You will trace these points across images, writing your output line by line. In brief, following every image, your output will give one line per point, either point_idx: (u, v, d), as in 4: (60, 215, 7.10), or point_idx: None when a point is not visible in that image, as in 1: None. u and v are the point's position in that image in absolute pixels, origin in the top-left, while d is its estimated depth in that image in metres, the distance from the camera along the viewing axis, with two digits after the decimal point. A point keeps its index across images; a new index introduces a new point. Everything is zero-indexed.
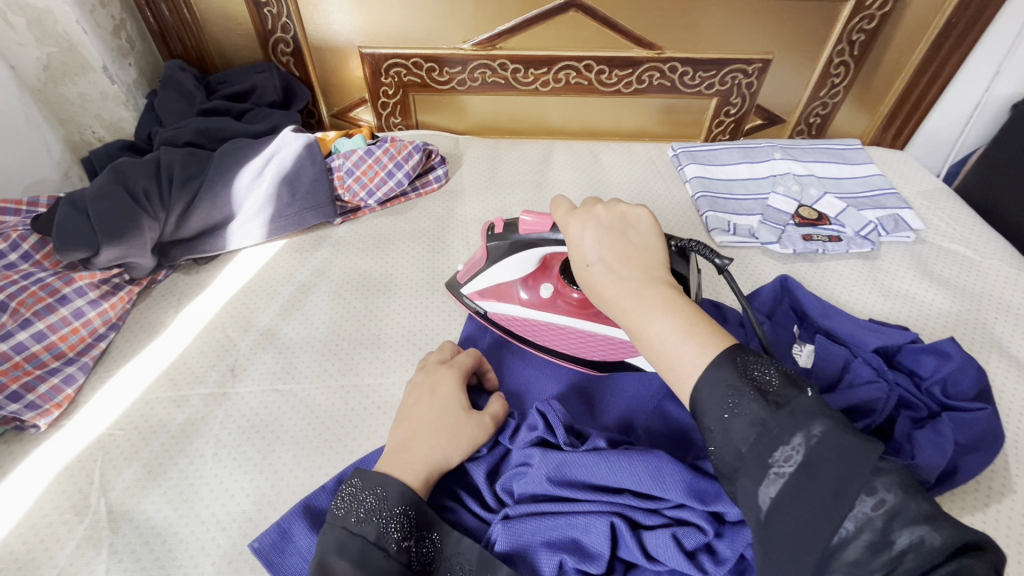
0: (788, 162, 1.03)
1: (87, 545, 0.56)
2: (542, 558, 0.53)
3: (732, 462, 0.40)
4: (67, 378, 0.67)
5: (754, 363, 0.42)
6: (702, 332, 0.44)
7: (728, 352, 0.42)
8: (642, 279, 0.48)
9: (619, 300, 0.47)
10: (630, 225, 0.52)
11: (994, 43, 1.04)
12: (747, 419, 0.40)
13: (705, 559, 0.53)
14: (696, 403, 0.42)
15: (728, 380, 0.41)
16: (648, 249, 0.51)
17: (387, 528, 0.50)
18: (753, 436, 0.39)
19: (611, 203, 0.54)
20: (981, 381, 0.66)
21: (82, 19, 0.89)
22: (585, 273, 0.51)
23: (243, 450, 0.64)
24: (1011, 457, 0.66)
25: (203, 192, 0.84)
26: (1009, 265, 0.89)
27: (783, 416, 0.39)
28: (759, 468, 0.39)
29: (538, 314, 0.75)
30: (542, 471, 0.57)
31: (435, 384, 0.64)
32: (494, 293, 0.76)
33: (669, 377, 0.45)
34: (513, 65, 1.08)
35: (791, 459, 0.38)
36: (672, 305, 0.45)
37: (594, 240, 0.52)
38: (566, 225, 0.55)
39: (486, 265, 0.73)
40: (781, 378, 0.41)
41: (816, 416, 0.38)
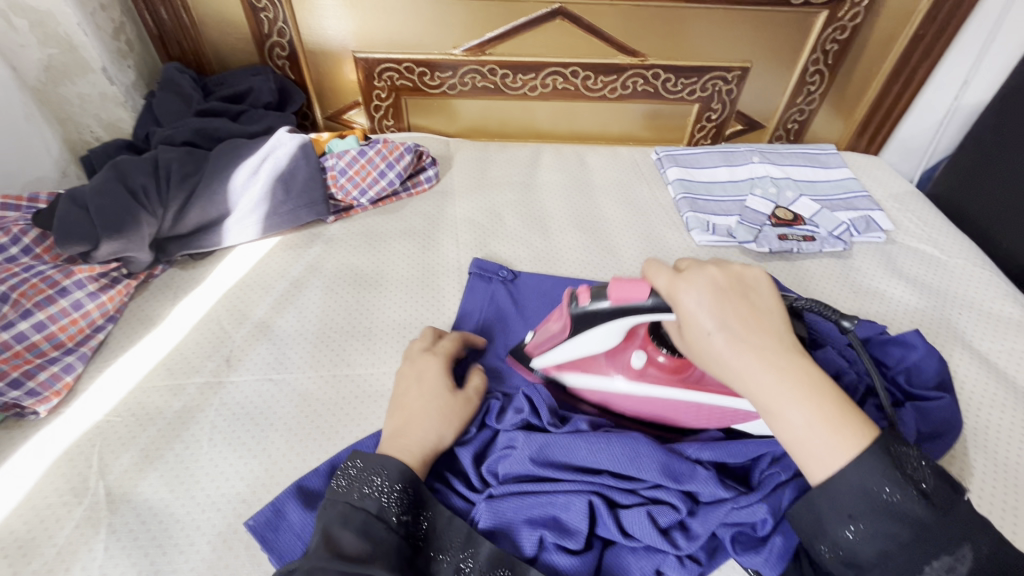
0: (765, 166, 1.07)
1: (86, 525, 0.58)
2: (524, 534, 0.56)
3: (876, 558, 0.45)
4: (66, 367, 0.69)
5: (912, 462, 0.46)
6: (851, 423, 0.46)
7: (879, 440, 0.46)
8: (778, 351, 0.48)
9: (753, 374, 0.47)
10: (747, 284, 0.52)
11: (960, 54, 1.09)
12: (903, 522, 0.44)
13: (677, 535, 0.56)
14: (831, 490, 0.45)
15: (885, 479, 0.44)
16: (769, 313, 0.51)
17: (387, 504, 0.53)
18: (904, 538, 0.44)
19: (725, 264, 0.53)
20: (942, 372, 0.70)
21: (83, 22, 0.92)
22: (705, 341, 0.49)
23: (237, 436, 0.66)
24: (970, 443, 0.69)
25: (200, 190, 0.87)
26: (973, 264, 0.94)
27: (947, 526, 0.44)
28: (910, 566, 0.44)
29: (635, 388, 0.67)
30: (525, 452, 0.60)
31: (421, 372, 0.66)
32: (577, 364, 0.69)
33: (803, 464, 0.47)
34: (502, 71, 1.12)
35: (954, 570, 0.43)
36: (815, 390, 0.46)
37: (710, 305, 0.50)
38: (674, 291, 0.52)
39: (565, 338, 0.67)
40: (937, 478, 0.46)
41: (975, 530, 0.44)
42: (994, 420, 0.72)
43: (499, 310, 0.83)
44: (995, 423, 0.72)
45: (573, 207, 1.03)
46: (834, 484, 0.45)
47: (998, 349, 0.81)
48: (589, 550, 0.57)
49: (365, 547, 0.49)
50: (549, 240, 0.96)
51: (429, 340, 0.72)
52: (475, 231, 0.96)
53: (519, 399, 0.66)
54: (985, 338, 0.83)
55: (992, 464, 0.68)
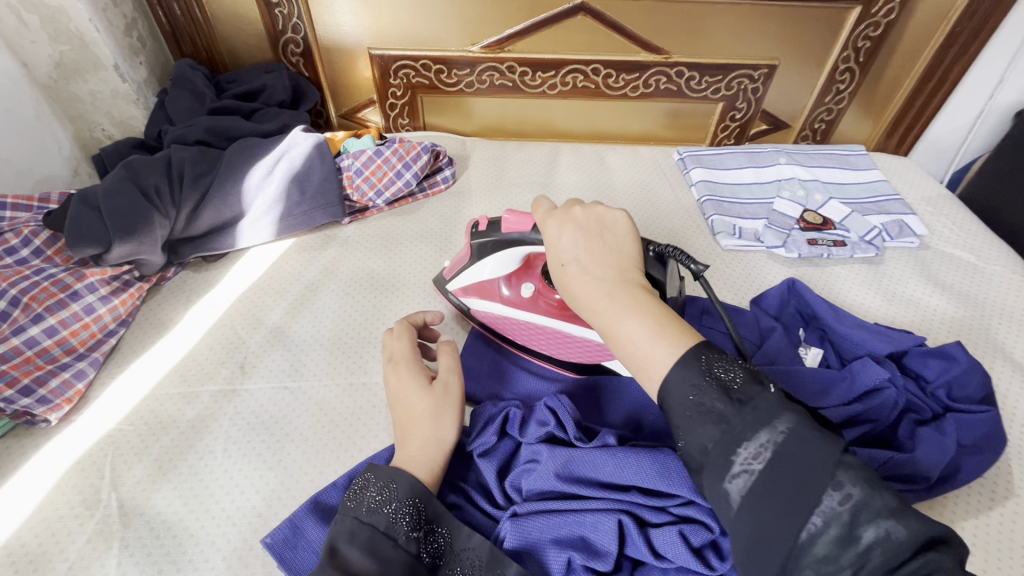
0: (793, 167, 1.03)
1: (99, 539, 0.56)
2: (551, 555, 0.54)
3: (700, 460, 0.42)
4: (78, 373, 0.68)
5: (717, 359, 0.44)
6: (671, 332, 0.46)
7: (693, 350, 0.44)
8: (617, 278, 0.50)
9: (591, 302, 0.49)
10: (607, 226, 0.54)
11: (998, 51, 1.05)
12: (709, 416, 0.42)
13: (711, 556, 0.53)
14: (662, 400, 0.45)
15: (693, 378, 0.43)
16: (622, 250, 0.53)
17: (397, 519, 0.50)
18: (716, 433, 0.42)
19: (590, 206, 0.55)
20: (986, 385, 0.67)
21: (95, 17, 0.90)
22: (559, 272, 0.53)
23: (252, 447, 0.64)
24: (1015, 461, 0.66)
25: (214, 189, 0.84)
26: (1011, 271, 0.90)
27: (747, 414, 0.41)
28: (724, 464, 0.41)
29: (519, 313, 0.74)
30: (550, 467, 0.57)
31: (391, 384, 0.61)
32: (477, 290, 0.76)
33: (643, 379, 0.47)
34: (521, 68, 1.09)
35: (759, 458, 0.40)
36: (642, 305, 0.47)
37: (574, 242, 0.53)
38: (545, 223, 0.57)
39: (468, 262, 0.74)
40: (746, 376, 0.43)
41: (782, 413, 0.41)
42: None
43: None
44: None
45: None
46: (662, 394, 0.44)
47: None
48: (618, 571, 0.54)
49: (372, 566, 0.47)
50: None
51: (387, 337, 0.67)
52: None
53: (543, 410, 0.63)
54: None
55: None
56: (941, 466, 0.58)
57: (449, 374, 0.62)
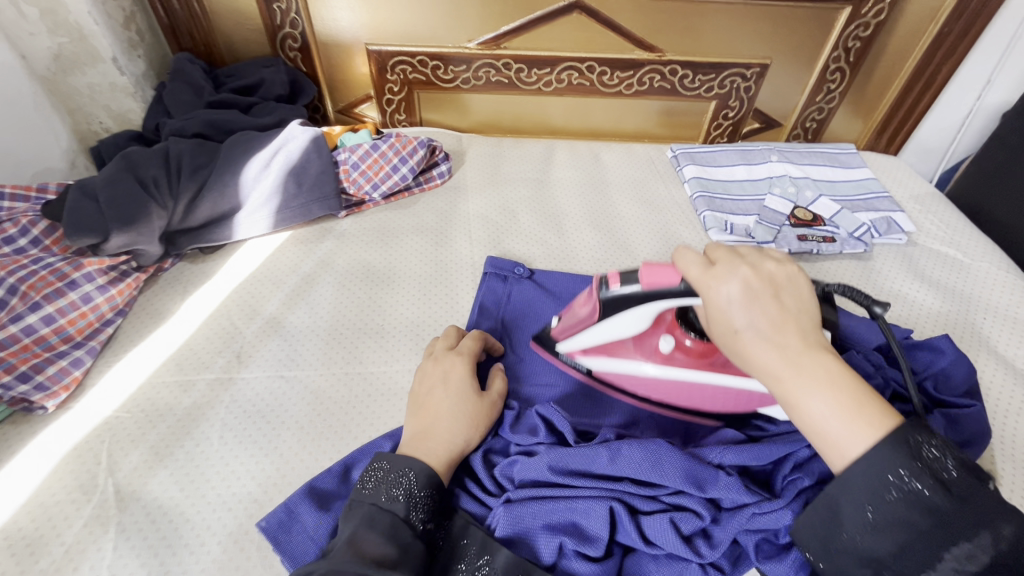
0: (784, 165, 1.05)
1: (95, 523, 0.57)
2: (542, 540, 0.54)
3: (892, 550, 0.42)
4: (74, 361, 0.68)
5: (927, 448, 0.42)
6: (869, 410, 0.43)
7: (900, 431, 0.42)
8: (800, 344, 0.45)
9: (774, 368, 0.45)
10: (782, 284, 0.49)
11: (985, 53, 1.07)
12: (920, 509, 0.41)
13: (700, 543, 0.55)
14: (846, 475, 0.43)
15: (902, 464, 0.41)
16: (800, 310, 0.48)
17: (416, 509, 0.52)
18: (924, 526, 0.41)
19: (760, 263, 0.49)
20: (971, 380, 0.68)
21: (93, 10, 0.90)
22: (732, 338, 0.48)
23: (248, 434, 0.65)
24: (997, 452, 0.68)
25: (211, 182, 0.85)
26: (996, 268, 0.92)
27: (964, 513, 0.41)
28: (924, 561, 0.41)
29: (658, 371, 0.68)
30: (544, 459, 0.58)
31: (446, 371, 0.64)
32: (603, 348, 0.69)
33: (823, 450, 0.45)
34: (517, 65, 1.10)
35: (973, 560, 0.40)
36: (837, 381, 0.44)
37: (742, 300, 0.47)
38: (704, 285, 0.49)
39: (594, 323, 0.65)
40: (959, 468, 0.43)
41: (1003, 517, 0.41)
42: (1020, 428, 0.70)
43: (519, 309, 0.81)
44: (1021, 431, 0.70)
45: (587, 204, 1.01)
46: (854, 470, 0.42)
47: None
48: (609, 557, 0.55)
49: (392, 550, 0.48)
50: (564, 238, 0.94)
51: (452, 339, 0.70)
52: (488, 228, 0.95)
53: (535, 418, 0.63)
54: (1011, 343, 0.81)
55: (1019, 473, 0.66)
56: None
57: (498, 397, 0.65)
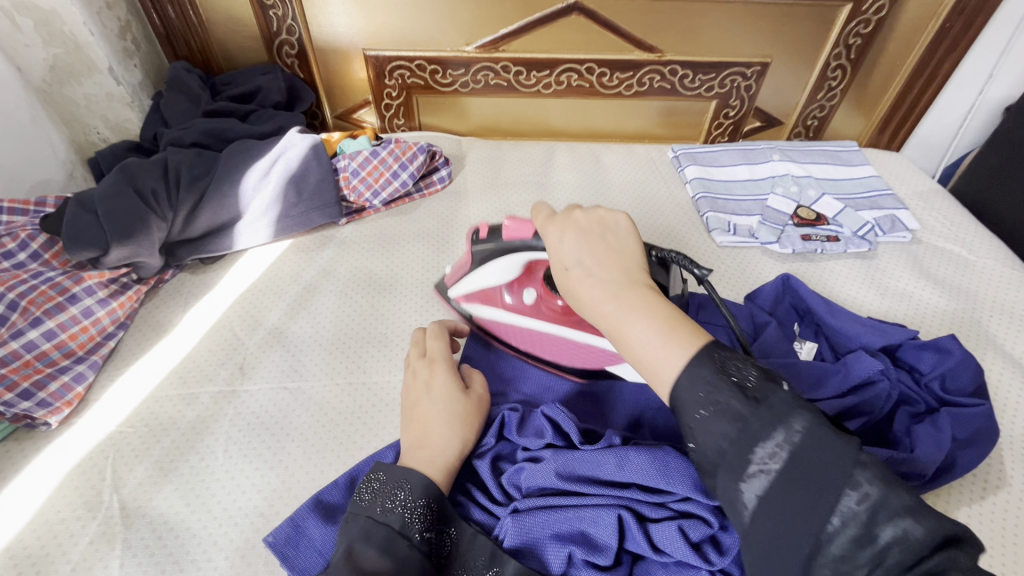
0: (786, 164, 1.04)
1: (101, 541, 0.56)
2: (551, 551, 0.54)
3: (715, 460, 0.41)
4: (77, 376, 0.68)
5: (735, 362, 0.42)
6: (682, 333, 0.44)
7: (705, 349, 0.42)
8: (625, 280, 0.47)
9: (598, 304, 0.47)
10: (610, 229, 0.52)
11: (987, 47, 1.06)
12: (725, 417, 0.40)
13: (709, 550, 0.54)
14: (676, 400, 0.42)
15: (705, 378, 0.41)
16: (625, 251, 0.51)
17: (411, 519, 0.51)
18: (733, 434, 0.40)
19: (591, 209, 0.53)
20: (978, 379, 0.67)
21: (89, 21, 0.90)
22: (563, 277, 0.50)
23: (254, 447, 0.64)
24: (1006, 451, 0.67)
25: (210, 192, 0.85)
26: (1002, 265, 0.91)
27: (763, 415, 0.39)
28: (742, 466, 0.39)
29: (521, 318, 0.75)
30: (551, 466, 0.58)
31: (427, 382, 0.63)
32: (479, 296, 0.77)
33: (651, 380, 0.44)
34: (516, 68, 1.09)
35: (776, 458, 0.38)
36: (652, 308, 0.45)
37: (576, 244, 0.50)
38: (546, 229, 0.54)
39: (470, 270, 0.75)
40: (758, 372, 0.42)
41: (797, 411, 0.39)
42: None
43: None
44: None
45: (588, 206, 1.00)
46: (677, 392, 0.42)
47: None
48: (619, 566, 0.55)
49: (388, 565, 0.47)
50: None
51: (420, 345, 0.68)
52: None
53: (541, 419, 0.63)
54: (1018, 341, 0.80)
55: None
56: (939, 460, 0.58)
57: (479, 389, 0.65)
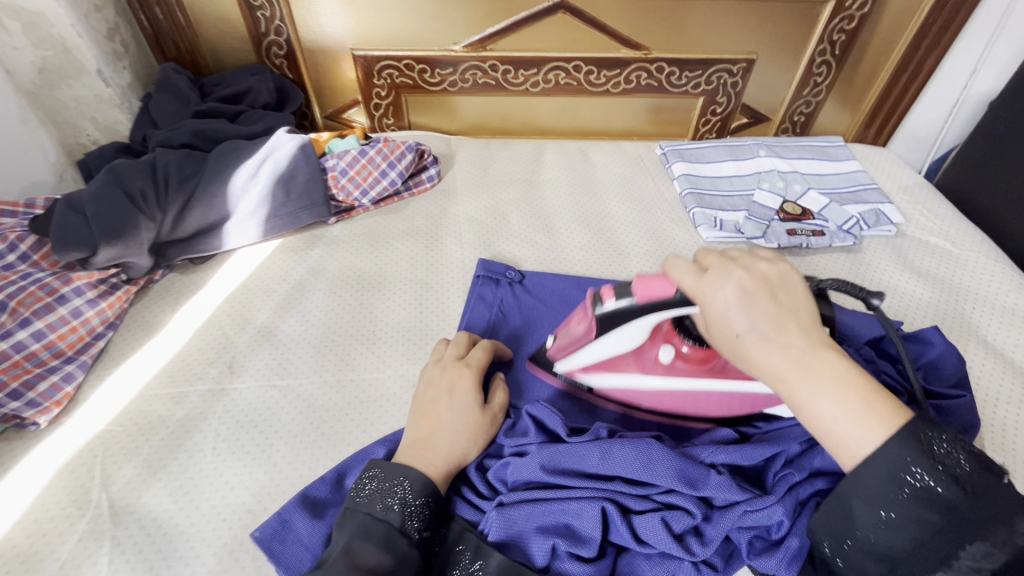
0: (772, 159, 1.05)
1: (89, 538, 0.57)
2: (535, 543, 0.55)
3: (904, 549, 0.43)
4: (66, 376, 0.68)
5: (939, 444, 0.42)
6: (879, 408, 0.43)
7: (907, 425, 0.42)
8: (804, 345, 0.45)
9: (778, 369, 0.44)
10: (777, 284, 0.48)
11: (970, 42, 1.07)
12: (930, 507, 0.42)
13: (692, 541, 0.54)
14: (853, 476, 0.43)
15: (914, 462, 0.41)
16: (800, 310, 0.47)
17: (410, 518, 0.52)
18: (936, 523, 0.42)
19: (752, 264, 0.49)
20: (960, 370, 0.68)
21: (77, 23, 0.90)
22: (735, 344, 0.47)
23: (241, 444, 0.65)
24: (987, 441, 0.68)
25: (199, 192, 0.85)
26: (986, 257, 0.92)
27: (976, 507, 0.41)
28: (944, 558, 0.42)
29: (664, 382, 0.65)
30: (535, 460, 0.58)
31: (452, 385, 0.64)
32: (604, 365, 0.67)
33: (832, 448, 0.44)
34: (503, 67, 1.10)
35: (985, 555, 0.42)
36: (843, 378, 0.43)
37: (739, 304, 0.47)
38: (699, 292, 0.49)
39: (590, 341, 0.64)
40: (971, 460, 0.42)
41: (1010, 509, 0.41)
42: (1011, 417, 0.71)
43: (512, 315, 0.80)
44: (1012, 420, 0.70)
45: (577, 203, 1.01)
46: (861, 472, 0.42)
47: (1014, 344, 0.80)
48: (603, 557, 0.56)
49: (388, 562, 0.48)
50: (554, 239, 0.94)
51: (462, 348, 0.69)
52: (478, 230, 0.95)
53: (526, 418, 0.63)
54: (1000, 332, 0.81)
55: (1010, 462, 0.66)
56: None
57: (498, 410, 0.65)
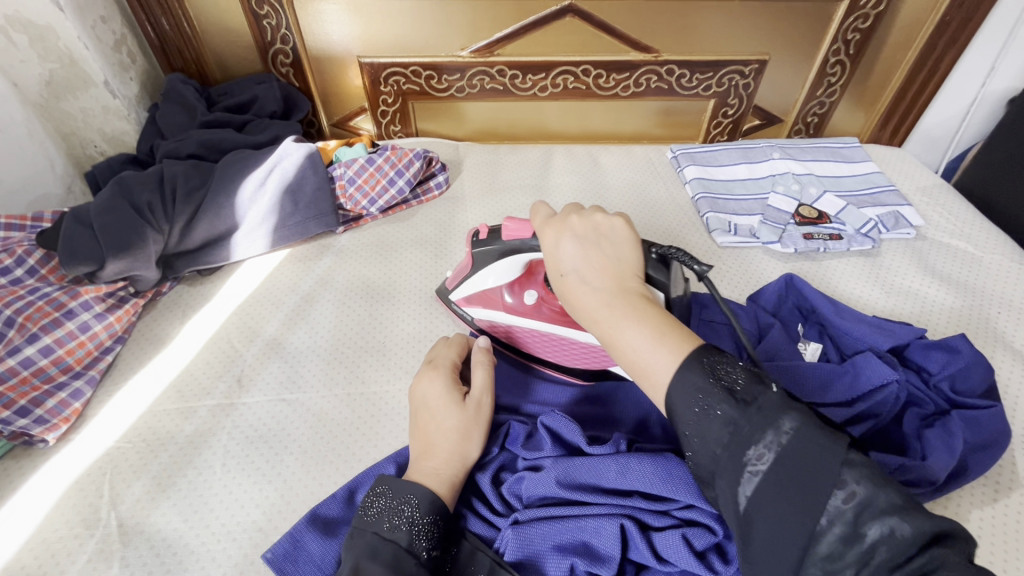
0: (787, 162, 1.03)
1: (99, 559, 0.56)
2: (552, 562, 0.53)
3: (712, 466, 0.42)
4: (74, 392, 0.68)
5: (727, 366, 0.43)
6: (673, 336, 0.46)
7: (696, 353, 0.44)
8: (614, 287, 0.50)
9: (592, 311, 0.50)
10: (607, 234, 0.54)
11: (989, 39, 1.05)
12: (721, 421, 0.41)
13: (714, 559, 0.53)
14: (671, 404, 0.44)
15: (698, 383, 0.43)
16: (621, 258, 0.53)
17: (419, 537, 0.50)
18: (726, 437, 0.41)
19: (588, 213, 0.55)
20: (988, 379, 0.66)
21: (83, 35, 0.89)
22: (559, 281, 0.53)
23: (251, 460, 0.64)
24: (1019, 452, 0.65)
25: (207, 203, 0.84)
26: (1010, 260, 0.89)
27: (753, 416, 0.41)
28: (736, 467, 0.40)
29: (524, 321, 0.73)
30: (551, 474, 0.57)
31: (424, 390, 0.62)
32: (480, 298, 0.75)
33: (650, 390, 0.47)
34: (511, 72, 1.09)
35: (764, 459, 0.40)
36: (643, 315, 0.47)
37: (576, 250, 0.53)
38: (543, 233, 0.57)
39: (469, 271, 0.73)
40: (747, 376, 0.43)
41: (787, 412, 0.40)
42: None
43: None
44: None
45: (587, 209, 1.00)
46: (670, 396, 0.44)
47: None
48: None
49: None
50: None
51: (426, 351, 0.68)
52: None
53: (541, 429, 0.61)
54: None
55: None
56: (949, 468, 0.57)
57: (483, 394, 0.62)
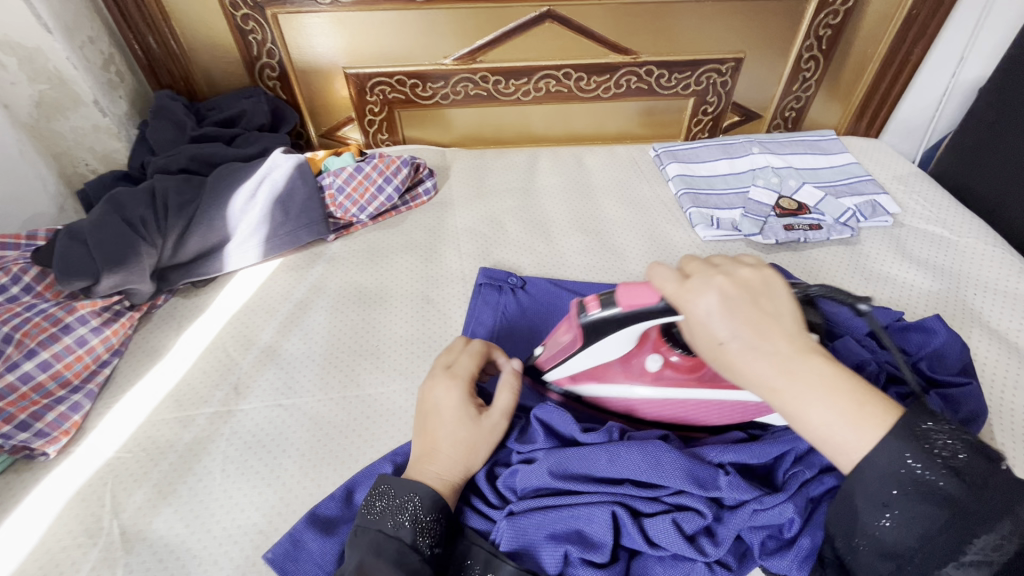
0: (766, 156, 1.06)
1: (102, 566, 0.57)
2: (546, 551, 0.54)
3: (916, 545, 0.44)
4: (73, 406, 0.69)
5: (938, 437, 0.44)
6: (870, 409, 0.44)
7: (905, 423, 0.43)
8: (793, 353, 0.45)
9: (768, 381, 0.45)
10: (758, 289, 0.48)
11: (956, 31, 1.08)
12: (933, 499, 0.43)
13: (704, 542, 0.54)
14: (857, 474, 0.44)
15: (909, 455, 0.43)
16: (780, 314, 0.47)
17: (422, 534, 0.52)
18: (942, 517, 0.43)
19: (734, 271, 0.49)
20: (964, 357, 0.68)
21: (72, 55, 0.91)
22: (716, 350, 0.47)
23: (250, 465, 0.65)
24: (997, 427, 0.67)
25: (198, 216, 0.86)
26: (985, 243, 0.92)
27: (978, 497, 0.42)
28: (946, 554, 0.43)
29: (649, 393, 0.63)
30: (544, 466, 0.58)
31: (443, 399, 0.61)
32: (590, 375, 0.65)
33: (829, 456, 0.45)
34: (494, 78, 1.11)
35: (997, 547, 0.42)
36: (835, 386, 0.44)
37: (722, 312, 0.46)
38: (681, 299, 0.48)
39: (576, 351, 0.61)
40: (969, 450, 0.44)
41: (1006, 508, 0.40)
42: (1019, 402, 0.70)
43: (513, 319, 0.81)
44: (1018, 404, 0.70)
45: (573, 209, 1.02)
46: (864, 476, 0.44)
47: (1019, 329, 0.79)
48: (616, 562, 0.55)
49: None
50: (552, 245, 0.95)
51: (450, 358, 0.65)
52: (476, 240, 0.95)
53: (534, 423, 0.63)
54: (1005, 317, 0.81)
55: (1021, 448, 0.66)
56: None
57: (501, 415, 0.62)
